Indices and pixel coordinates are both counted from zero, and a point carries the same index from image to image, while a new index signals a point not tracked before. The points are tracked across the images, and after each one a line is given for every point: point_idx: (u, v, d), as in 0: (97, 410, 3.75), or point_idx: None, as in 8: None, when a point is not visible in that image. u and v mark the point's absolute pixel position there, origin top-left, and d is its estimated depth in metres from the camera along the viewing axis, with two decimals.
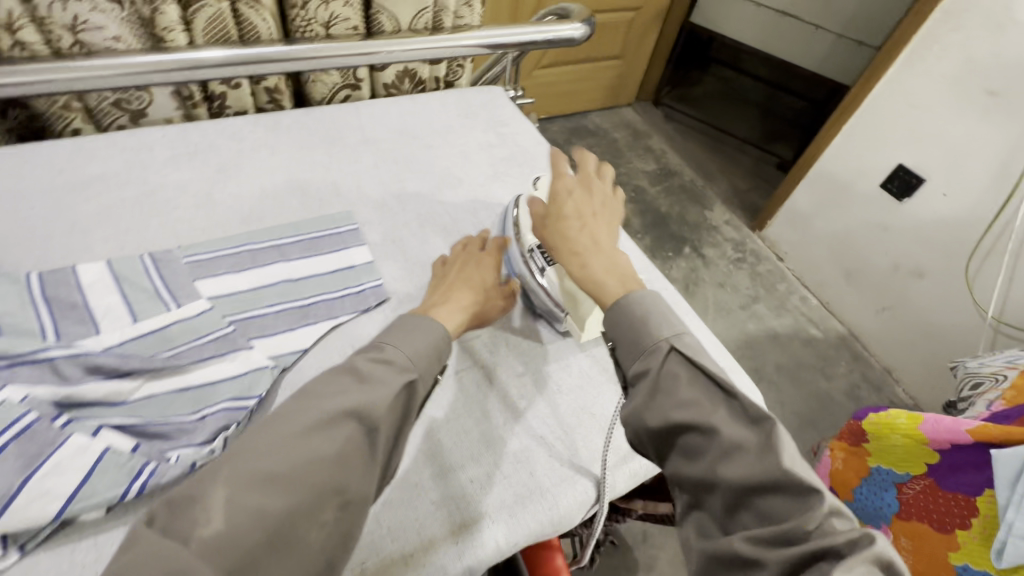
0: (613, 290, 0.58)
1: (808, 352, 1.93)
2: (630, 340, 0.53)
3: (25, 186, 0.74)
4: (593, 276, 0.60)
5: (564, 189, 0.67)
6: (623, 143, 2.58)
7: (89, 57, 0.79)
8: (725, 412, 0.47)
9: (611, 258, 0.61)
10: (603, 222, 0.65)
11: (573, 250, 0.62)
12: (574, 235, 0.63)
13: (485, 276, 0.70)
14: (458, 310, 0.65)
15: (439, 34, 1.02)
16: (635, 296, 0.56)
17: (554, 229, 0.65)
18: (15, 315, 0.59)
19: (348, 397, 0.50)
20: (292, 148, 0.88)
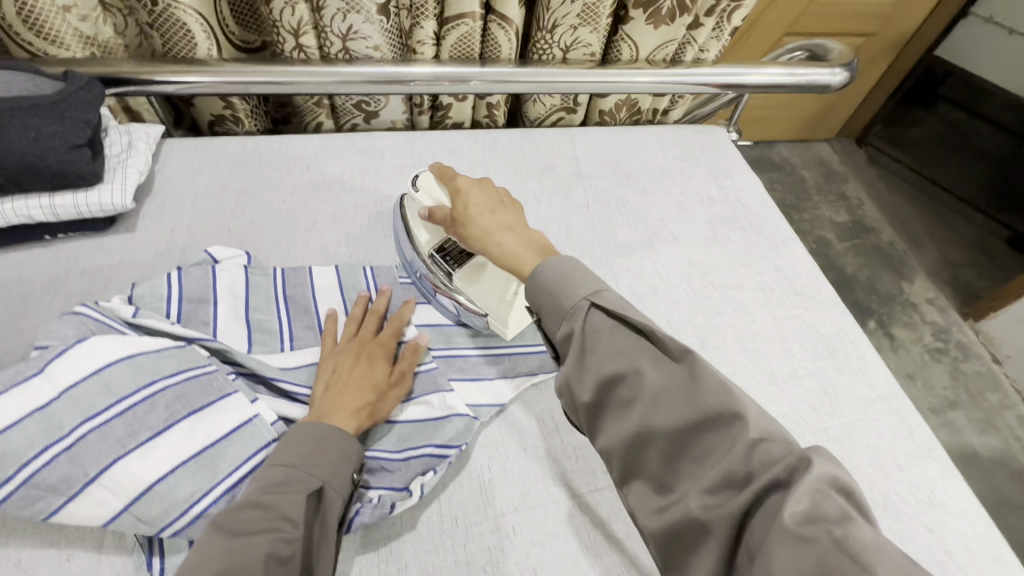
0: (532, 260, 0.53)
1: (1020, 490, 1.50)
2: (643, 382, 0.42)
3: (280, 177, 0.81)
4: (509, 253, 0.54)
5: (460, 190, 0.60)
6: (812, 184, 2.15)
7: (351, 63, 0.84)
8: (648, 359, 0.43)
9: (523, 236, 0.56)
10: (514, 210, 0.59)
11: (480, 238, 0.57)
12: (482, 224, 0.57)
13: (385, 371, 0.58)
14: (350, 415, 0.53)
15: (678, 68, 0.93)
16: (555, 285, 0.48)
17: (465, 220, 0.58)
18: (264, 311, 0.64)
19: (270, 487, 0.46)
20: (506, 173, 0.87)
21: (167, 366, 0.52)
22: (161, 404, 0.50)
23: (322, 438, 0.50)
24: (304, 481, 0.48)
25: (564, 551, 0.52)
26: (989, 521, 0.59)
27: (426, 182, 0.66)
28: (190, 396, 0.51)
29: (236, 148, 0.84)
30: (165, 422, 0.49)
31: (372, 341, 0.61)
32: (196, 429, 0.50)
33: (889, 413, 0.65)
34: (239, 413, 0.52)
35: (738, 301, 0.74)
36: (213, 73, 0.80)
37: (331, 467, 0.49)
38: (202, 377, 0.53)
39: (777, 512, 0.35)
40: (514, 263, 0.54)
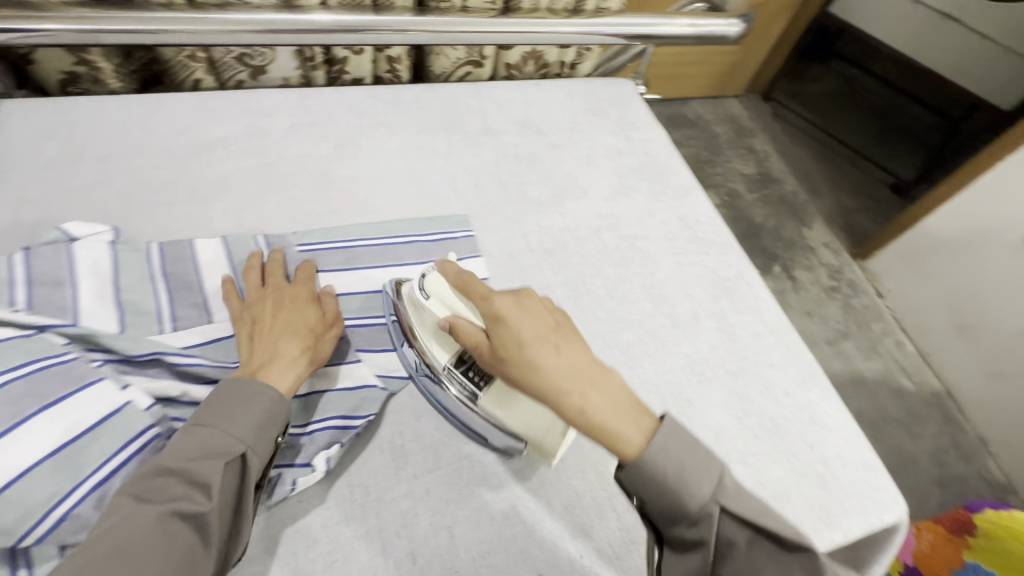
0: (636, 435, 0.45)
1: (896, 405, 1.71)
2: (618, 413, 0.46)
3: (149, 141, 0.72)
4: (581, 409, 0.45)
5: (504, 316, 0.48)
6: (723, 138, 2.24)
7: (223, 10, 0.75)
8: (728, 521, 0.44)
9: (609, 387, 0.47)
10: (570, 340, 0.48)
11: (566, 393, 0.45)
12: (552, 372, 0.45)
13: (315, 314, 0.57)
14: (291, 362, 0.52)
15: (581, 17, 0.91)
16: (649, 454, 0.45)
17: (527, 364, 0.46)
18: (137, 291, 0.58)
19: (190, 450, 0.44)
20: (411, 131, 0.83)
21: (9, 360, 0.46)
22: (4, 401, 0.44)
23: (252, 392, 0.48)
24: (227, 446, 0.45)
25: (478, 504, 0.53)
26: (861, 433, 0.66)
27: (436, 284, 0.56)
28: (40, 390, 0.46)
29: (92, 108, 0.73)
30: (9, 421, 0.43)
31: (288, 291, 0.59)
32: (49, 425, 0.45)
33: (776, 346, 0.70)
34: (105, 401, 0.47)
35: (645, 251, 0.76)
36: (52, 19, 0.69)
37: (257, 431, 0.47)
38: (55, 369, 0.47)
39: (686, 523, 0.44)
40: (626, 438, 0.45)
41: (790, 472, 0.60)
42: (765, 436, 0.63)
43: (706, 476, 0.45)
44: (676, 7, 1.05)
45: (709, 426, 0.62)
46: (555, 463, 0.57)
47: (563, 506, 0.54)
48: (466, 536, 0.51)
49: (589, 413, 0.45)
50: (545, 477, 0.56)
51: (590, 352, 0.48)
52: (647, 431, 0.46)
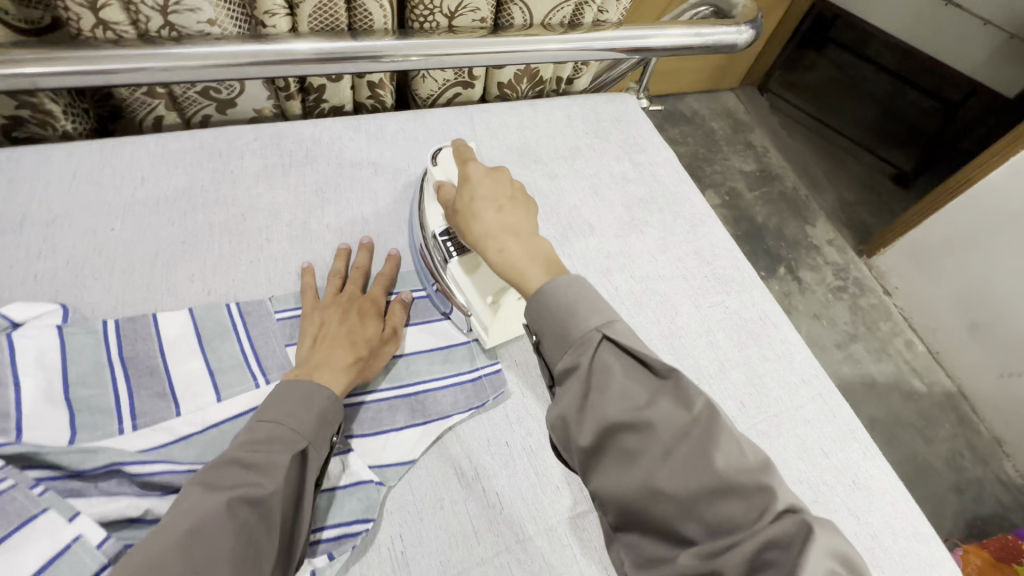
0: (536, 278, 0.49)
1: (909, 409, 1.66)
2: (558, 331, 0.45)
3: (104, 195, 0.64)
4: (512, 261, 0.50)
5: (471, 178, 0.54)
6: (722, 135, 2.17)
7: (180, 43, 0.67)
8: (665, 401, 0.41)
9: (533, 245, 0.51)
10: (536, 239, 0.51)
11: (482, 242, 0.51)
12: (485, 223, 0.51)
13: (375, 328, 0.57)
14: (341, 373, 0.52)
15: (579, 32, 0.83)
16: (544, 290, 0.47)
17: (469, 214, 0.52)
18: (93, 383, 0.51)
19: (255, 442, 0.45)
20: (398, 167, 0.75)
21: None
22: None
23: (310, 393, 0.49)
24: (292, 438, 0.46)
25: None
26: (908, 494, 0.60)
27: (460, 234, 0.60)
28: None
29: (38, 160, 0.65)
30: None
31: (362, 300, 0.60)
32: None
33: (811, 398, 0.64)
34: (47, 542, 0.39)
35: (661, 293, 0.70)
36: None
37: (320, 426, 0.48)
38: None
39: (628, 430, 0.40)
40: (523, 278, 0.49)
41: None
42: (806, 506, 0.57)
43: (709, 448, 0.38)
44: (678, 14, 0.98)
45: None
46: (576, 557, 0.51)
47: None
48: None
49: (489, 255, 0.50)
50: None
51: (543, 250, 0.51)
52: (571, 346, 0.44)
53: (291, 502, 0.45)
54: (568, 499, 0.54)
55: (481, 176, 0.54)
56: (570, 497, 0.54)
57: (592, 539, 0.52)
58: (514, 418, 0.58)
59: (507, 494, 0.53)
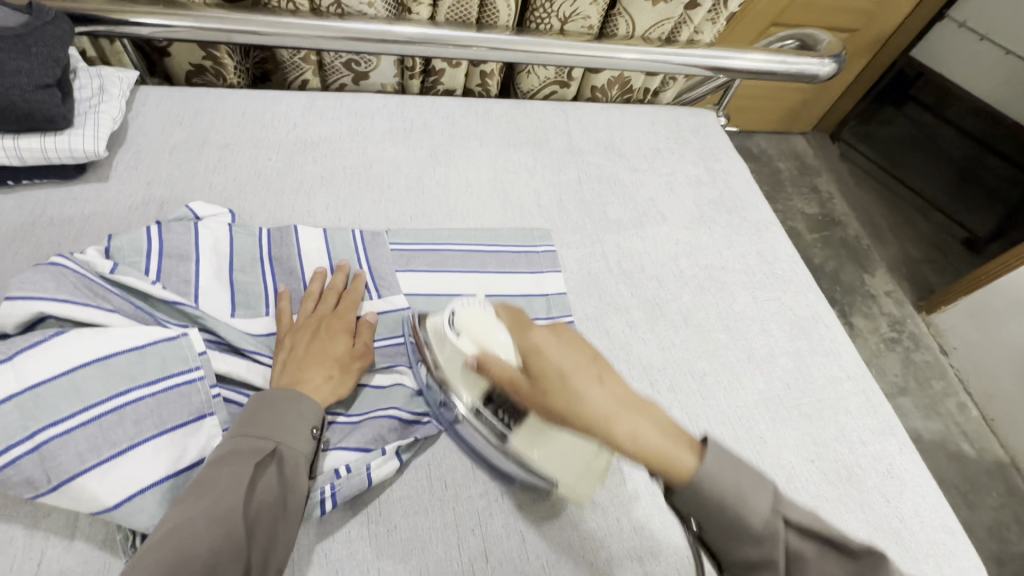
0: (685, 454, 0.40)
1: (954, 471, 1.60)
2: (601, 365, 0.44)
3: (264, 133, 0.78)
4: (653, 447, 0.39)
5: (540, 348, 0.43)
6: (787, 175, 2.20)
7: (342, 18, 0.81)
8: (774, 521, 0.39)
9: (642, 416, 0.41)
10: (614, 374, 0.43)
11: (591, 427, 0.40)
12: (596, 405, 0.40)
13: (345, 344, 0.57)
14: (314, 389, 0.52)
15: (673, 46, 0.93)
16: (701, 473, 0.39)
17: (563, 384, 0.42)
18: (248, 272, 0.62)
19: (226, 460, 0.44)
20: (499, 144, 0.86)
21: (147, 373, 0.47)
22: (116, 376, 0.46)
23: (289, 394, 0.50)
24: (258, 446, 0.46)
25: (551, 513, 0.54)
26: (940, 493, 0.63)
27: (465, 321, 0.53)
28: (165, 412, 0.47)
29: (216, 101, 0.80)
30: (131, 440, 0.45)
31: (329, 320, 0.58)
32: (166, 451, 0.46)
33: (854, 393, 0.69)
34: (203, 392, 0.49)
35: (721, 282, 0.76)
36: (194, 17, 0.75)
37: (289, 428, 0.48)
38: (181, 390, 0.48)
39: (747, 543, 0.39)
40: (654, 445, 0.39)
41: (862, 522, 0.59)
42: (839, 482, 0.61)
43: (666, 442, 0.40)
44: (765, 43, 1.06)
45: (780, 465, 0.61)
46: (625, 482, 0.57)
47: (632, 527, 0.54)
48: (537, 541, 0.52)
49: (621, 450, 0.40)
50: (615, 495, 0.56)
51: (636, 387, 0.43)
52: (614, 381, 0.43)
53: (304, 456, 0.47)
54: None
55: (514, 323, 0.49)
56: None
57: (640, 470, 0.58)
58: None
59: None
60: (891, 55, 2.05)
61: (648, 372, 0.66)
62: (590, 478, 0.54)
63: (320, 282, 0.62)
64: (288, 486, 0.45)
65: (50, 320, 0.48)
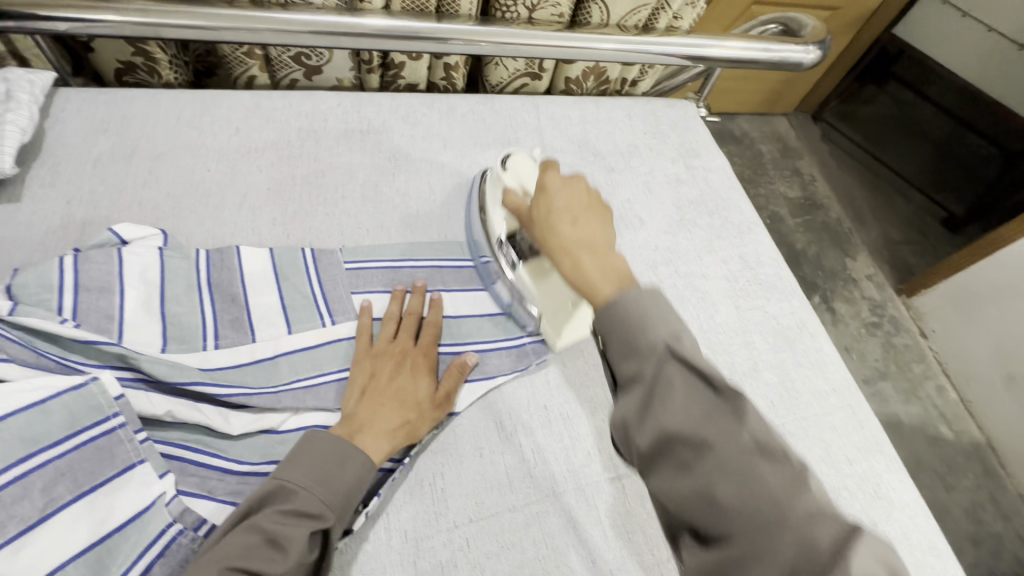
0: (604, 286, 0.41)
1: (933, 454, 1.60)
2: (624, 336, 0.37)
3: (202, 140, 0.70)
4: (583, 278, 0.43)
5: (553, 225, 0.48)
6: (769, 158, 2.16)
7: (284, 9, 0.73)
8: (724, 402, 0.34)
9: (604, 258, 0.45)
10: (601, 221, 0.49)
11: (561, 251, 0.46)
12: (563, 233, 0.47)
13: (427, 385, 0.55)
14: (384, 437, 0.51)
15: (650, 35, 0.87)
16: (614, 296, 0.40)
17: (546, 243, 0.49)
18: (182, 303, 0.56)
19: (287, 517, 0.43)
20: (464, 145, 0.80)
21: (53, 430, 0.42)
22: (17, 440, 0.41)
23: (352, 456, 0.48)
24: (318, 512, 0.44)
25: (522, 562, 0.50)
26: (928, 512, 0.61)
27: (521, 168, 0.65)
28: (79, 474, 0.42)
29: (146, 103, 0.72)
30: (42, 511, 0.40)
31: (414, 353, 0.57)
32: (86, 518, 0.41)
33: (840, 407, 0.66)
34: (124, 447, 0.44)
35: (702, 291, 0.72)
36: (115, 11, 0.67)
37: (344, 498, 0.46)
38: (99, 444, 0.44)
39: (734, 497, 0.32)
40: (589, 279, 0.43)
41: None
42: None
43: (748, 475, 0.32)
44: (748, 29, 1.00)
45: None
46: (601, 522, 0.53)
47: (609, 570, 0.51)
48: None
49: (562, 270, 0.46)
50: (591, 535, 0.52)
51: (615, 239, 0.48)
52: (636, 351, 0.36)
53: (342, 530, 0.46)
54: (597, 466, 0.56)
55: (574, 185, 0.51)
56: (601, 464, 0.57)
57: (616, 507, 0.54)
58: (555, 386, 0.61)
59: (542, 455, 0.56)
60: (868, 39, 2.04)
61: None
62: (567, 318, 0.61)
63: (400, 304, 0.60)
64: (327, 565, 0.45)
65: None
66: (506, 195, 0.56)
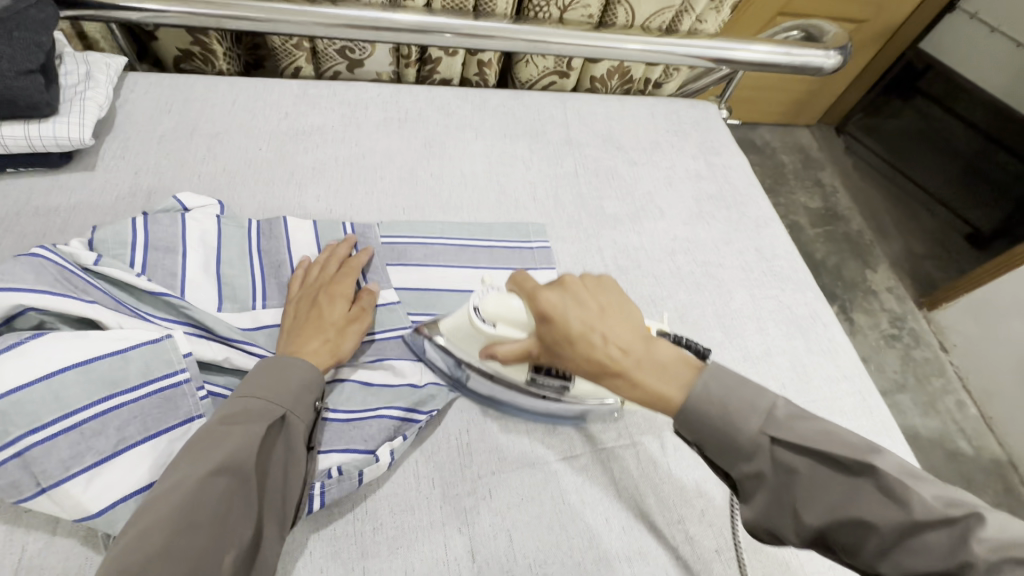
0: (677, 387, 0.43)
1: (950, 468, 1.59)
2: (724, 438, 0.42)
3: (255, 122, 0.76)
4: (655, 392, 0.43)
5: (551, 315, 0.46)
6: (790, 168, 2.17)
7: (335, 4, 0.79)
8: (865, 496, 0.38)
9: (653, 350, 0.45)
10: (619, 317, 0.47)
11: (615, 372, 0.44)
12: (574, 322, 0.45)
13: (345, 307, 0.57)
14: (312, 352, 0.53)
15: (671, 37, 0.91)
16: (695, 404, 0.42)
17: (607, 368, 0.44)
18: (237, 265, 0.61)
19: (235, 417, 0.45)
20: (496, 135, 0.84)
21: (129, 378, 0.46)
22: (98, 382, 0.44)
23: (292, 365, 0.50)
24: (266, 410, 0.46)
25: (539, 513, 0.53)
26: None
27: (493, 305, 0.51)
28: (148, 419, 0.46)
29: (205, 87, 0.78)
30: (114, 448, 0.44)
31: (328, 282, 0.59)
32: (151, 459, 0.45)
33: (850, 393, 0.68)
34: (187, 401, 0.48)
35: (719, 279, 0.75)
36: (183, 2, 0.73)
37: (295, 396, 0.48)
38: (166, 395, 0.47)
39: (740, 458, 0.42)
40: (655, 389, 0.43)
41: None
42: None
43: (785, 447, 0.40)
44: (771, 34, 1.03)
45: None
46: (614, 483, 0.56)
47: (622, 526, 0.54)
48: (524, 542, 0.51)
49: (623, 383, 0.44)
50: (606, 494, 0.55)
51: (638, 323, 0.47)
52: (749, 457, 0.41)
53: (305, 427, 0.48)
54: (613, 433, 0.60)
55: (603, 282, 0.49)
56: (617, 431, 0.60)
57: (630, 470, 0.57)
58: None
59: (561, 420, 0.60)
60: (894, 52, 2.04)
61: None
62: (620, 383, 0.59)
63: (330, 245, 0.64)
64: (293, 454, 0.46)
65: (32, 311, 0.47)
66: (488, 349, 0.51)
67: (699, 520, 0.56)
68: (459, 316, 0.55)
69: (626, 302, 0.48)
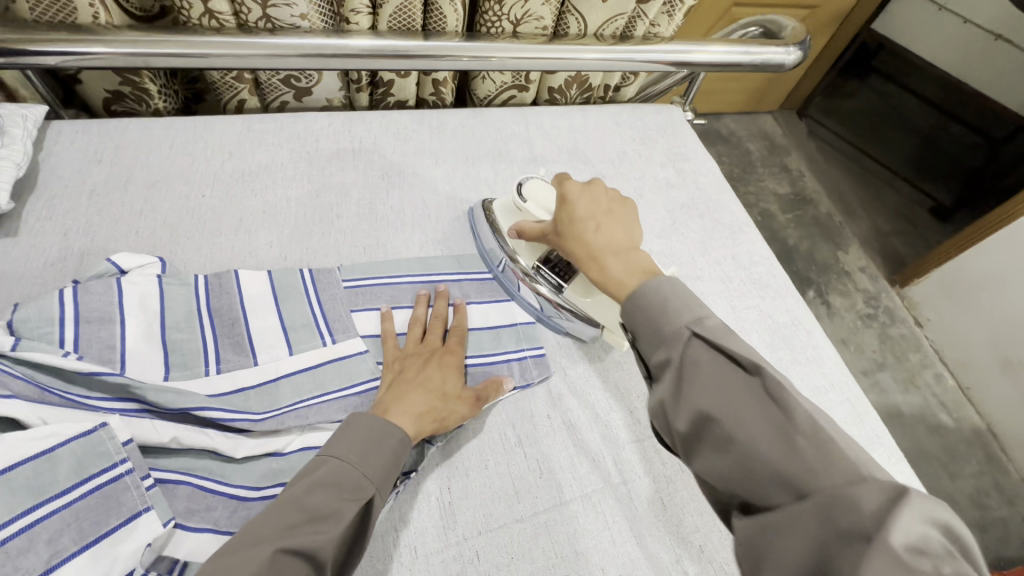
0: (633, 278, 0.49)
1: (934, 442, 1.61)
2: (651, 326, 0.44)
3: (196, 165, 0.71)
4: (613, 278, 0.51)
5: (567, 197, 0.58)
6: (757, 156, 2.18)
7: (273, 32, 0.74)
8: (775, 435, 0.36)
9: (630, 260, 0.52)
10: (624, 211, 0.58)
11: (591, 257, 0.54)
12: (578, 208, 0.57)
13: (456, 378, 0.57)
14: (415, 416, 0.52)
15: (627, 43, 0.88)
16: (641, 290, 0.46)
17: (562, 202, 0.59)
18: (184, 330, 0.56)
19: (327, 486, 0.44)
20: (456, 159, 0.81)
21: (59, 480, 0.41)
22: (23, 491, 0.40)
23: (388, 433, 0.49)
24: (359, 484, 0.46)
25: (531, 572, 0.50)
26: None
27: (533, 190, 0.65)
28: (85, 523, 0.41)
29: (138, 131, 0.72)
30: (46, 565, 0.38)
31: (444, 351, 0.60)
32: (90, 571, 0.40)
33: (839, 402, 0.67)
34: (131, 496, 0.43)
35: (698, 293, 0.73)
36: (104, 43, 0.67)
37: (384, 471, 0.48)
38: (106, 493, 0.42)
39: (661, 346, 0.42)
40: (617, 275, 0.51)
41: None
42: None
43: (755, 403, 0.37)
44: (729, 32, 1.02)
45: None
46: (608, 528, 0.53)
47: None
48: None
49: (596, 262, 0.53)
50: (600, 541, 0.53)
51: (634, 238, 0.55)
52: (665, 342, 0.42)
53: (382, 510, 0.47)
54: (603, 472, 0.57)
55: (624, 202, 0.59)
56: (606, 470, 0.57)
57: (623, 512, 0.55)
58: (557, 398, 0.62)
59: (547, 464, 0.56)
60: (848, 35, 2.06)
61: (625, 403, 0.63)
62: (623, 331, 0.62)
63: (427, 295, 0.64)
64: (364, 542, 0.45)
65: None
66: (518, 228, 0.64)
67: (698, 558, 0.53)
68: (508, 198, 0.70)
69: (636, 222, 0.57)
